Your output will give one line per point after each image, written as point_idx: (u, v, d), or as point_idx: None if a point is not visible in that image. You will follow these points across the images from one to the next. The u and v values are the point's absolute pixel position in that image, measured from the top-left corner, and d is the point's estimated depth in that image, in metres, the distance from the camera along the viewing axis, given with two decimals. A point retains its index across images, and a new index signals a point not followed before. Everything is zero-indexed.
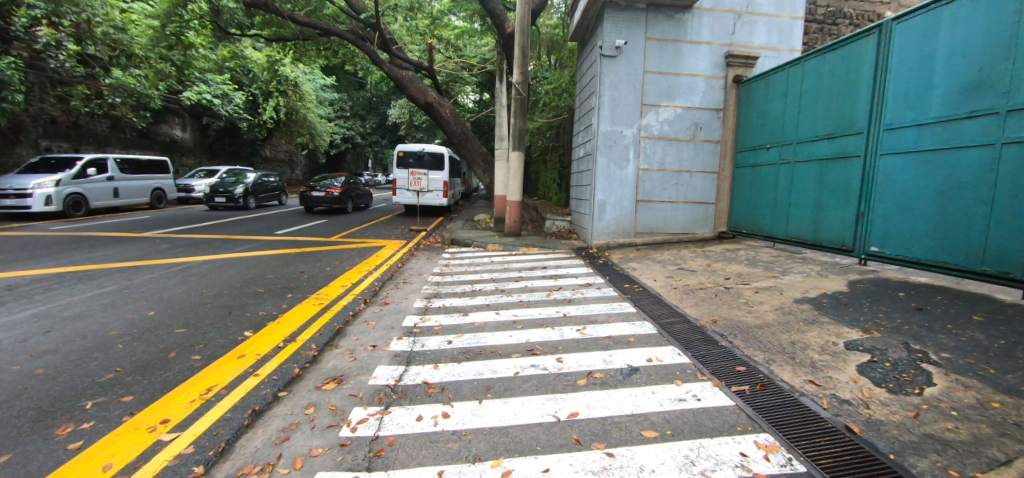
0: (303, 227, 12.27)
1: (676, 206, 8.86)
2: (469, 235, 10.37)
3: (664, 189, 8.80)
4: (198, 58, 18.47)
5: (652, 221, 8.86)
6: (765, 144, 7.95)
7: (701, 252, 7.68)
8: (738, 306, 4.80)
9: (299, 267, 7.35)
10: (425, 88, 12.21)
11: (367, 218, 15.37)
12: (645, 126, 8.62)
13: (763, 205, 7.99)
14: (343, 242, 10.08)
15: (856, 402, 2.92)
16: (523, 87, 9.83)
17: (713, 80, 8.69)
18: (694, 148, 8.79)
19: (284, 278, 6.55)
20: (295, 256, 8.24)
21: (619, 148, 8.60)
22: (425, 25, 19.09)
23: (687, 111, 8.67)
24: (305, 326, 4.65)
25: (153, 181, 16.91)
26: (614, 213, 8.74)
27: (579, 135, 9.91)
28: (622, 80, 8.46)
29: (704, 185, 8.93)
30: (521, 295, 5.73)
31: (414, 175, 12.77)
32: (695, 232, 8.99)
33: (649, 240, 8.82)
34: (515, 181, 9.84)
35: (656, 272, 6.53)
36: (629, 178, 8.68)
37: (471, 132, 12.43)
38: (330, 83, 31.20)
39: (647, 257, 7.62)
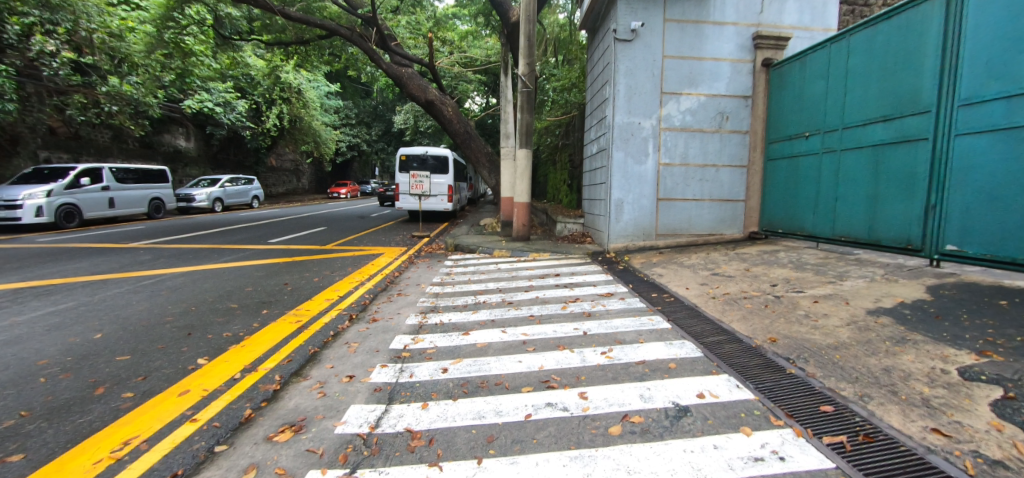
0: (299, 235, 11.59)
1: (701, 205, 7.99)
2: (474, 240, 9.58)
3: (687, 186, 7.94)
4: (198, 65, 18.13)
5: (675, 221, 7.99)
6: (803, 132, 7.04)
7: (734, 255, 6.79)
8: (799, 321, 3.90)
9: (283, 278, 6.61)
10: (425, 86, 11.42)
11: (367, 225, 14.71)
12: (665, 117, 7.78)
13: (801, 201, 7.08)
14: (338, 250, 9.34)
15: (1017, 464, 2.01)
16: (530, 80, 9.08)
17: (739, 64, 7.84)
18: (720, 140, 7.92)
19: (264, 291, 5.81)
20: (283, 266, 7.51)
21: (636, 141, 7.76)
22: (427, 26, 18.52)
23: (711, 99, 7.82)
24: (272, 350, 3.88)
25: (150, 190, 16.46)
26: (632, 213, 7.88)
27: (592, 130, 9.09)
28: (638, 67, 7.65)
29: (732, 181, 8.05)
30: (531, 308, 4.88)
31: (415, 178, 12.00)
32: (723, 233, 8.09)
33: (672, 243, 7.93)
34: (523, 180, 9.10)
35: (688, 279, 5.64)
36: (648, 175, 7.83)
37: (475, 132, 11.70)
38: (334, 90, 30.90)
39: (673, 261, 6.74)
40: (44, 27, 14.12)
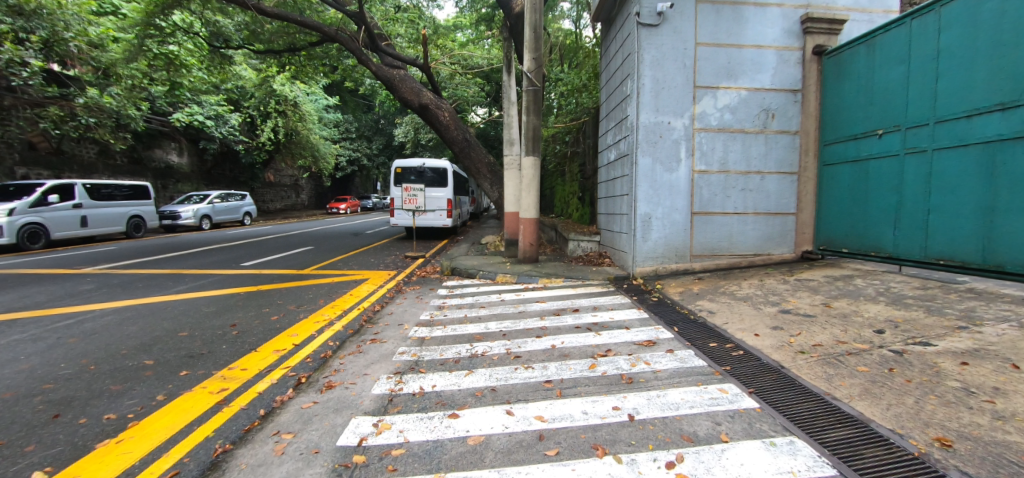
0: (279, 256, 10.35)
1: (745, 219, 6.67)
2: (473, 262, 8.26)
3: (726, 198, 6.62)
4: (185, 75, 17.23)
5: (713, 240, 6.65)
6: (874, 130, 5.73)
7: (798, 282, 5.40)
8: (966, 405, 2.51)
9: (234, 317, 5.29)
10: (419, 88, 10.21)
11: (360, 243, 13.50)
12: (699, 115, 6.52)
13: (876, 214, 5.74)
14: (315, 275, 8.02)
15: None
16: (537, 77, 7.86)
17: (786, 52, 6.62)
18: (764, 143, 6.65)
19: (198, 338, 4.47)
20: (242, 299, 6.21)
21: (665, 144, 6.47)
22: (427, 31, 17.45)
23: (754, 93, 6.57)
24: (154, 454, 2.50)
25: (129, 208, 15.40)
26: (663, 232, 6.54)
27: (609, 134, 7.88)
28: (665, 57, 6.43)
29: (781, 191, 6.74)
30: (546, 369, 3.49)
31: (408, 191, 10.74)
32: (771, 253, 6.77)
33: (711, 266, 6.57)
34: (530, 193, 7.83)
35: (754, 320, 4.22)
36: (680, 184, 6.52)
37: (475, 139, 10.50)
38: (333, 103, 30.04)
39: (721, 291, 5.35)
40: (15, 35, 13.29)
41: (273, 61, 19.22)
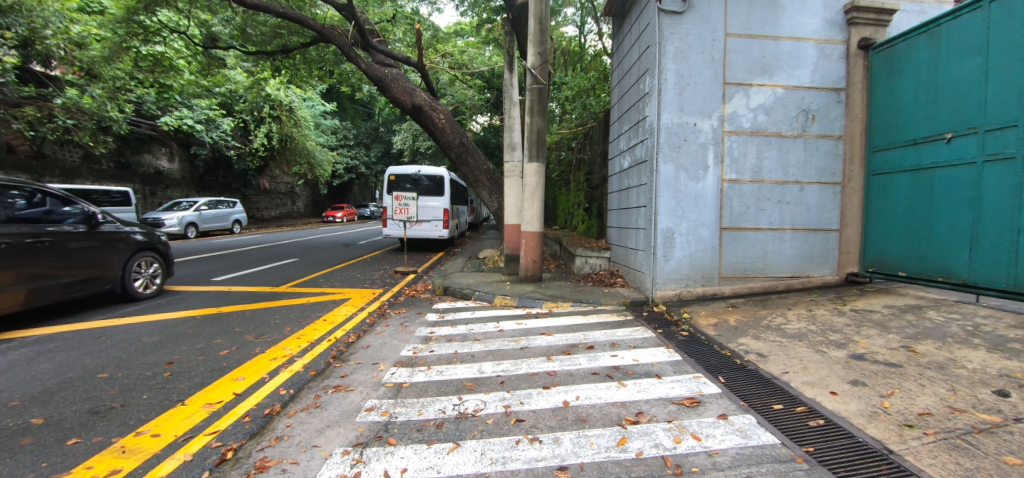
0: (257, 270, 9.43)
1: (781, 236, 5.80)
2: (468, 281, 7.33)
3: (760, 211, 5.74)
4: (171, 76, 16.48)
5: (745, 259, 5.74)
6: (941, 133, 4.84)
7: (856, 314, 4.49)
8: None
9: (176, 350, 4.36)
10: (412, 88, 9.38)
11: (349, 255, 12.59)
12: (730, 115, 5.67)
13: (945, 233, 4.82)
14: (289, 294, 7.07)
15: None
16: (542, 74, 7.02)
17: (828, 46, 5.85)
18: (803, 148, 5.82)
19: (115, 385, 3.52)
20: (194, 324, 5.27)
21: (690, 148, 5.60)
22: (425, 34, 16.75)
23: (792, 91, 5.78)
24: None
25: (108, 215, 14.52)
26: (687, 250, 5.63)
27: (623, 138, 7.08)
28: (691, 49, 5.61)
29: (822, 204, 5.89)
30: (558, 445, 2.52)
31: (398, 199, 9.84)
32: (811, 274, 5.88)
33: (744, 290, 5.67)
34: (534, 203, 6.97)
35: (824, 370, 3.27)
36: (708, 194, 5.64)
37: (472, 144, 9.66)
38: (330, 109, 29.38)
39: (766, 324, 4.40)
40: None
41: (266, 64, 18.47)
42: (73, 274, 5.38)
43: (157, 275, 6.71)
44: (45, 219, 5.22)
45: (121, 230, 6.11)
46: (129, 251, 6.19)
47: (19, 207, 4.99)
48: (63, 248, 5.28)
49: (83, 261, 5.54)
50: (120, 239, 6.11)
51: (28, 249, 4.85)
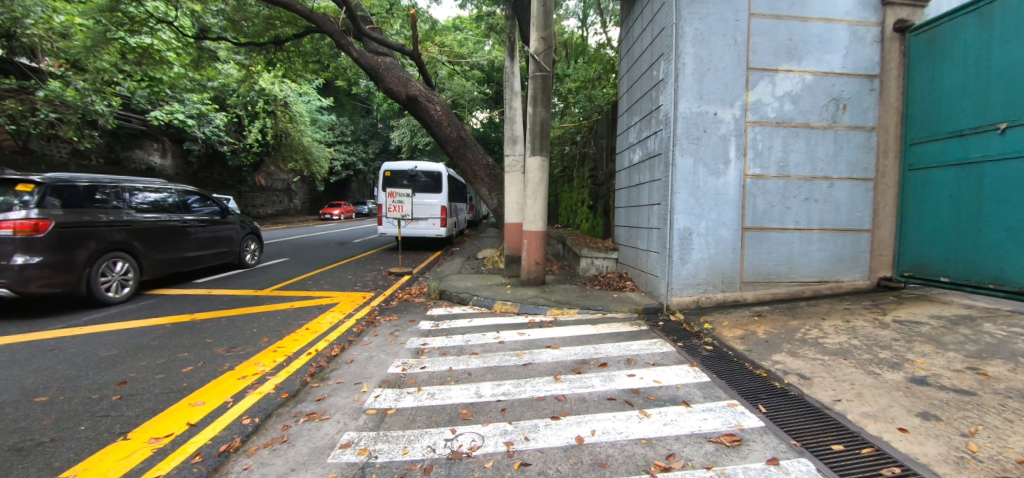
0: (243, 271, 8.89)
1: (809, 237, 5.30)
2: (467, 284, 6.81)
3: (785, 210, 5.23)
4: (160, 70, 15.86)
5: (769, 262, 5.24)
6: (994, 123, 4.27)
7: (902, 325, 3.99)
8: None
9: (134, 366, 3.84)
10: (407, 78, 8.84)
11: (343, 254, 12.11)
12: (753, 105, 5.15)
13: (997, 234, 4.25)
14: (273, 298, 6.56)
15: None
16: (547, 61, 6.48)
17: (861, 28, 5.33)
18: (832, 141, 5.31)
19: (50, 413, 3.00)
20: (163, 333, 4.77)
21: (708, 140, 5.07)
22: (423, 27, 16.22)
23: (821, 78, 5.27)
24: None
25: None
26: (706, 253, 5.12)
27: (633, 130, 6.57)
28: (712, 31, 5.09)
29: (853, 202, 5.38)
30: None
31: (392, 196, 9.31)
32: (840, 279, 5.39)
33: (768, 297, 5.17)
34: (536, 200, 6.46)
35: (884, 398, 2.77)
36: (728, 191, 5.12)
37: (471, 138, 9.12)
38: (327, 104, 28.80)
39: (802, 338, 3.89)
40: None
41: (258, 56, 17.51)
42: (215, 246, 8.03)
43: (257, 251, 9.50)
44: (201, 208, 7.87)
45: (238, 218, 8.81)
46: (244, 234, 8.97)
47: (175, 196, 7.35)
48: (213, 231, 8.04)
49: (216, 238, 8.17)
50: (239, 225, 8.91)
51: (186, 234, 7.35)
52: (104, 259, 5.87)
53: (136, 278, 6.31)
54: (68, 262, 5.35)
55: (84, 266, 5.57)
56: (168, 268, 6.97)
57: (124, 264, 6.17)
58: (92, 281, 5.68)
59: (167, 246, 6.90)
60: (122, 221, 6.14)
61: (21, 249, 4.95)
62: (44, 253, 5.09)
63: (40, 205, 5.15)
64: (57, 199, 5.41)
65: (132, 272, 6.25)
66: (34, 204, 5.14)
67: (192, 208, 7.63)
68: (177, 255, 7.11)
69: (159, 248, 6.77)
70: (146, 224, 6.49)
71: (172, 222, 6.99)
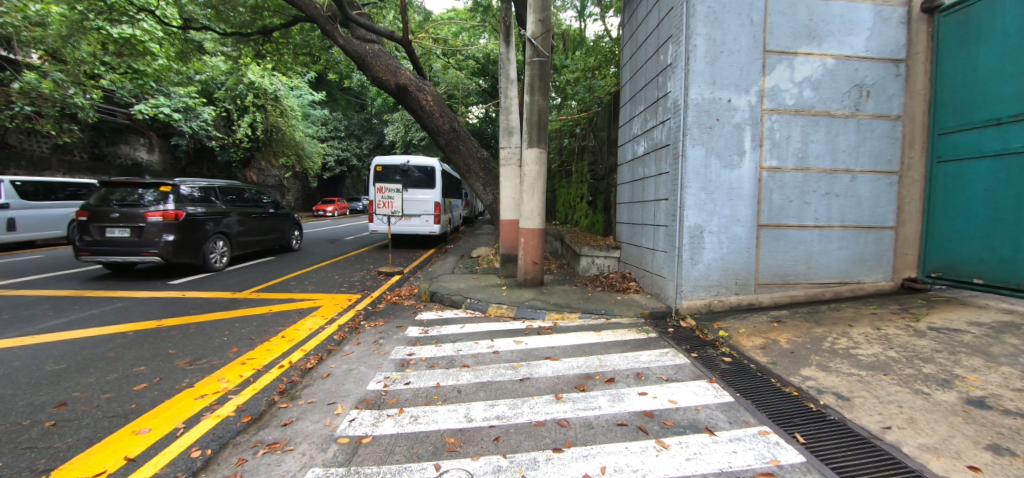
0: (223, 271, 8.40)
1: (829, 234, 4.90)
2: (459, 285, 6.38)
3: (804, 205, 4.83)
4: (143, 62, 15.24)
5: (786, 263, 4.84)
6: None
7: (940, 334, 3.61)
8: None
9: (79, 383, 3.38)
10: (396, 66, 8.35)
11: (333, 252, 11.63)
12: (770, 91, 4.72)
13: None
14: (251, 301, 6.10)
15: None
16: (545, 45, 6.02)
17: (886, 9, 4.92)
18: (854, 131, 4.91)
19: None
20: (120, 343, 4.29)
21: (721, 130, 4.64)
22: (416, 17, 15.70)
23: (843, 63, 4.85)
24: None
25: (70, 210, 13.52)
26: (719, 252, 4.70)
27: (638, 120, 6.14)
28: (726, 10, 4.64)
29: (876, 197, 4.99)
30: None
31: (382, 192, 8.85)
32: (860, 280, 5.00)
33: (784, 300, 4.78)
34: (534, 195, 6.02)
35: (942, 427, 2.36)
36: (743, 185, 4.70)
37: (464, 130, 8.66)
38: (319, 98, 28.18)
39: (830, 349, 3.51)
40: None
41: (246, 48, 16.82)
42: (273, 233, 10.45)
43: (299, 237, 11.92)
44: (261, 201, 10.18)
45: (286, 211, 11.19)
46: (291, 223, 11.37)
47: (241, 193, 9.54)
48: (273, 221, 10.50)
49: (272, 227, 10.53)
50: (286, 217, 11.28)
51: (257, 222, 9.79)
52: (206, 239, 8.25)
53: (227, 254, 8.72)
54: (190, 240, 7.77)
55: (199, 243, 8.02)
56: (245, 247, 9.41)
57: (219, 243, 8.64)
58: (206, 255, 8.20)
59: (247, 232, 9.40)
60: (216, 213, 8.48)
61: (164, 230, 7.34)
62: (175, 234, 7.47)
63: (172, 201, 7.51)
64: (173, 198, 7.60)
65: (224, 249, 8.66)
66: (169, 200, 7.49)
67: (258, 203, 10.05)
68: (249, 239, 9.52)
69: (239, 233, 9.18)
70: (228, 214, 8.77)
71: (246, 214, 9.34)
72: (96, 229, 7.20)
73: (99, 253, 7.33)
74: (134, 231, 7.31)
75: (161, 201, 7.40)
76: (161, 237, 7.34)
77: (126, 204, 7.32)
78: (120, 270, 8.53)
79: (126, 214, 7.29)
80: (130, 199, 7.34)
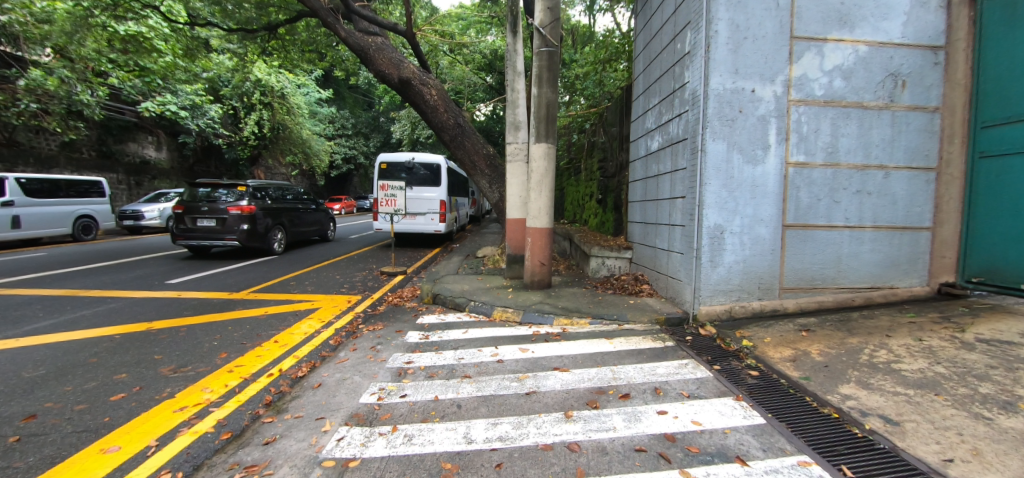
0: (223, 270, 8.23)
1: (859, 236, 4.55)
2: (463, 287, 6.12)
3: (833, 204, 4.48)
4: (151, 61, 15.23)
5: (813, 266, 4.49)
6: None
7: (992, 346, 3.24)
8: None
9: (54, 392, 3.16)
10: (399, 60, 8.09)
11: (336, 250, 11.45)
12: (798, 80, 4.36)
13: None
14: (247, 302, 5.89)
15: None
16: (554, 35, 5.71)
17: None
18: (889, 124, 4.53)
19: None
20: (105, 347, 4.09)
21: (744, 122, 4.31)
22: (422, 12, 15.43)
23: (877, 50, 4.48)
24: None
25: (75, 207, 13.52)
26: (740, 255, 4.37)
27: (651, 114, 5.82)
28: None
29: (911, 195, 4.62)
30: None
31: (384, 189, 8.61)
32: (892, 285, 4.64)
33: (811, 306, 4.44)
34: (542, 192, 5.73)
35: (1016, 461, 2.02)
36: (767, 182, 4.36)
37: (470, 126, 8.37)
38: (326, 96, 28.09)
39: (870, 363, 3.17)
40: None
41: (251, 44, 16.68)
42: (315, 225, 12.69)
43: (333, 229, 14.07)
44: (305, 199, 12.36)
45: (323, 208, 13.37)
46: (328, 218, 13.56)
47: (291, 192, 11.74)
48: (314, 216, 12.69)
49: (313, 220, 12.74)
50: (324, 213, 13.43)
51: (303, 217, 12.01)
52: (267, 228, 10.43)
53: (284, 241, 10.94)
54: (258, 229, 9.97)
55: (265, 232, 10.26)
56: (295, 237, 11.66)
57: (278, 233, 10.88)
58: (270, 241, 10.46)
59: (296, 224, 11.62)
60: (274, 208, 10.68)
61: (241, 220, 9.55)
62: (249, 224, 9.67)
63: (246, 199, 9.73)
64: (247, 197, 9.85)
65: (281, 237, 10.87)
66: (244, 198, 9.71)
67: (303, 201, 12.26)
68: (297, 230, 11.69)
69: (290, 224, 11.42)
70: (284, 209, 11.00)
71: (295, 210, 11.53)
72: (189, 219, 9.41)
73: (192, 238, 9.58)
74: (218, 222, 9.55)
75: (239, 198, 9.65)
76: (238, 226, 9.54)
77: (213, 201, 9.59)
78: (200, 252, 10.84)
79: (212, 208, 9.54)
80: (215, 197, 9.59)
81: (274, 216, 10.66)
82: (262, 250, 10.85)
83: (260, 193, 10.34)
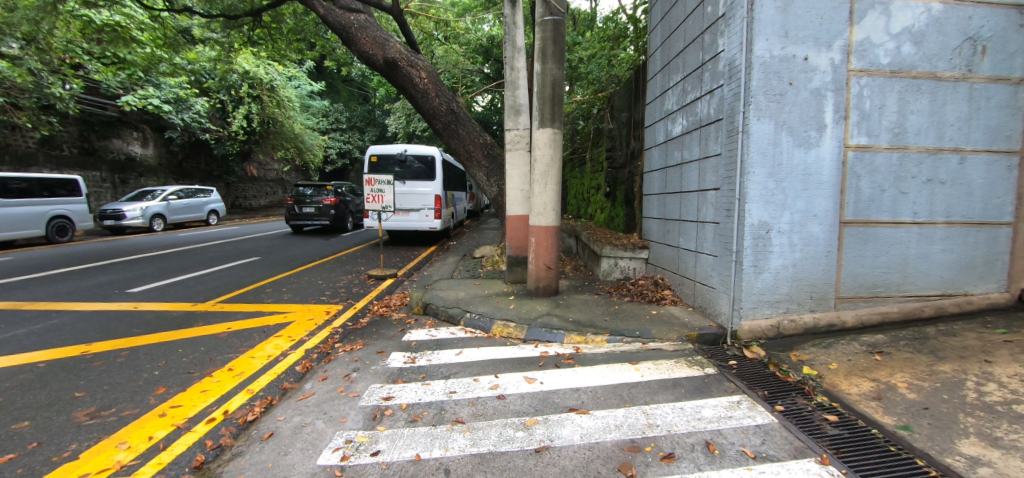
0: (196, 275, 7.51)
1: (930, 233, 3.78)
2: (459, 294, 5.40)
3: (899, 196, 3.72)
4: (139, 53, 14.57)
5: (875, 271, 3.74)
6: None
7: None
8: None
9: None
10: (384, 39, 7.28)
11: (326, 250, 10.74)
12: (859, 46, 3.58)
13: None
14: (212, 315, 5.17)
15: None
16: (559, 1, 4.92)
17: None
18: (966, 99, 3.75)
19: None
20: (19, 381, 3.36)
21: (795, 97, 3.53)
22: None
23: (952, 8, 3.68)
24: None
25: (49, 208, 12.74)
26: (789, 258, 3.62)
27: (673, 94, 5.04)
28: None
29: (993, 183, 3.83)
30: None
31: (370, 184, 7.87)
32: (966, 292, 3.89)
33: (874, 319, 3.69)
34: (547, 186, 4.98)
35: None
36: (822, 171, 3.60)
37: (464, 112, 7.57)
38: (318, 89, 27.11)
39: (983, 405, 2.43)
40: None
41: (235, 34, 15.71)
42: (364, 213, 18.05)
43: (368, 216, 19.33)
44: (356, 195, 17.73)
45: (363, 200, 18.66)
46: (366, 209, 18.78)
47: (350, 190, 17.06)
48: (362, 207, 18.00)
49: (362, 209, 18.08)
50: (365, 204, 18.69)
51: (357, 207, 17.29)
52: (343, 214, 15.86)
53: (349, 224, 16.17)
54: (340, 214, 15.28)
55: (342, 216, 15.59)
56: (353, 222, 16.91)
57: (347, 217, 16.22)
58: (342, 222, 15.64)
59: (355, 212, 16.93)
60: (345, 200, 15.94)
61: (331, 207, 14.81)
62: (334, 210, 14.90)
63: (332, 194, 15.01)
64: (332, 192, 15.16)
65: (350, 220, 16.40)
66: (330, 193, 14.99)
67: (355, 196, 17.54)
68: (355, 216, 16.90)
69: (352, 212, 16.70)
70: (349, 200, 16.23)
71: (354, 202, 16.81)
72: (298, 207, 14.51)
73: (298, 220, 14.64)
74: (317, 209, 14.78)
75: (330, 194, 14.87)
76: (329, 211, 14.79)
77: (312, 196, 14.66)
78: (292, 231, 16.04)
79: (312, 200, 14.78)
80: (312, 194, 14.76)
81: (345, 206, 15.97)
82: (336, 229, 16.16)
83: (337, 190, 15.56)
